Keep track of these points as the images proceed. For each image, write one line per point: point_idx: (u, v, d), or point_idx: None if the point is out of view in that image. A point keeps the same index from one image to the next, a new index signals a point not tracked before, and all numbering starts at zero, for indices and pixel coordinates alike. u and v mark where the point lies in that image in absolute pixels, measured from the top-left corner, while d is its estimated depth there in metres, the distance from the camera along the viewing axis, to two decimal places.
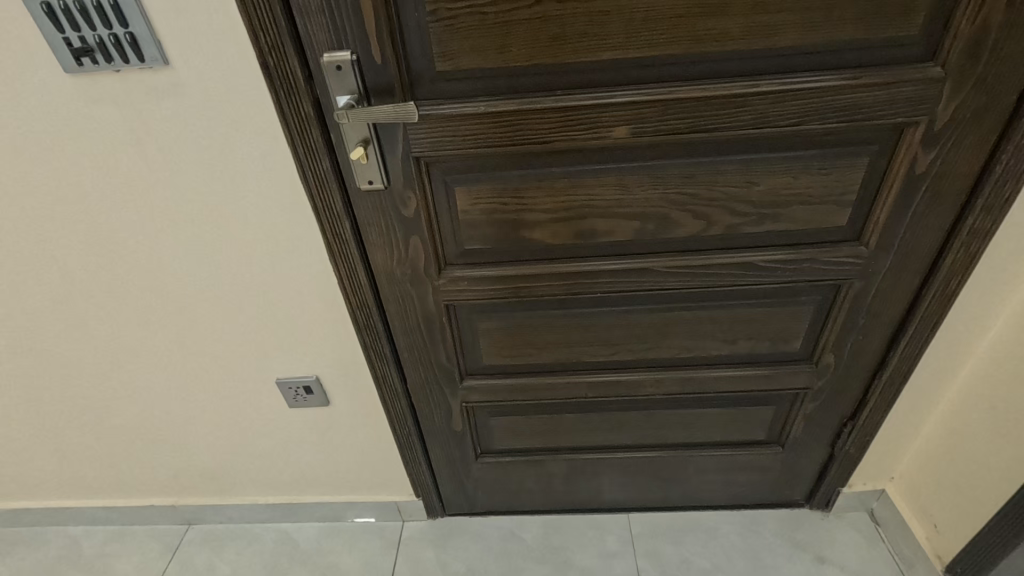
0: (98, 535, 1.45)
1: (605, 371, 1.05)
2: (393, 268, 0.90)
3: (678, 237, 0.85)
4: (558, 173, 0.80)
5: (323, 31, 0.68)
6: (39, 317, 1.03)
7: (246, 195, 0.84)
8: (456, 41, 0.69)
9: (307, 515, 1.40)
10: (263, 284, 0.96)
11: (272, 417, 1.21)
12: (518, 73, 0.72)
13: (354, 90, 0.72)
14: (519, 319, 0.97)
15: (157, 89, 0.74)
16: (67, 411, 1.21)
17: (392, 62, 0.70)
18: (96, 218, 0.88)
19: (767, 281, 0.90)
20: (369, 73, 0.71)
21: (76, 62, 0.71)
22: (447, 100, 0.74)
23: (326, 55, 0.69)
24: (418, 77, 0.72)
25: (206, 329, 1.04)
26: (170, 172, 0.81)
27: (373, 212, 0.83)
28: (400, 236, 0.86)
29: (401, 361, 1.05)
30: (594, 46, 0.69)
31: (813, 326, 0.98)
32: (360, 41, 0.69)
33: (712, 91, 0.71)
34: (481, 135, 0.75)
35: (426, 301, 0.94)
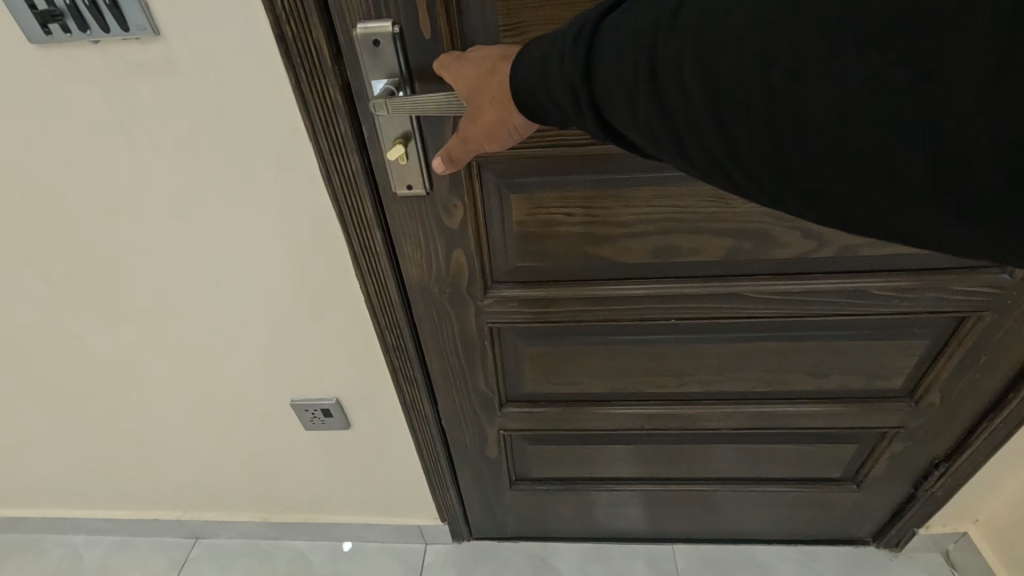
0: (100, 545, 1.35)
1: (667, 403, 0.91)
2: (429, 284, 0.76)
3: (776, 257, 0.70)
4: (638, 178, 0.65)
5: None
6: (26, 322, 0.91)
7: (256, 195, 0.70)
8: (528, 11, 0.55)
9: (322, 534, 1.29)
10: (276, 295, 0.83)
11: (287, 433, 1.09)
12: None
13: (394, 72, 0.58)
14: (575, 346, 0.83)
15: (146, 66, 0.59)
16: (62, 420, 1.10)
17: (444, 36, 0.56)
18: (81, 216, 0.74)
19: (877, 312, 0.75)
20: (415, 50, 0.57)
21: (43, 30, 0.56)
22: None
23: (360, 27, 0.55)
24: None
25: (211, 341, 0.92)
26: (165, 165, 0.68)
27: (410, 221, 0.69)
28: (441, 248, 0.72)
29: (434, 384, 0.91)
30: None
31: (919, 362, 0.83)
32: (405, 9, 0.55)
33: None
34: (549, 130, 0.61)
35: (466, 322, 0.80)
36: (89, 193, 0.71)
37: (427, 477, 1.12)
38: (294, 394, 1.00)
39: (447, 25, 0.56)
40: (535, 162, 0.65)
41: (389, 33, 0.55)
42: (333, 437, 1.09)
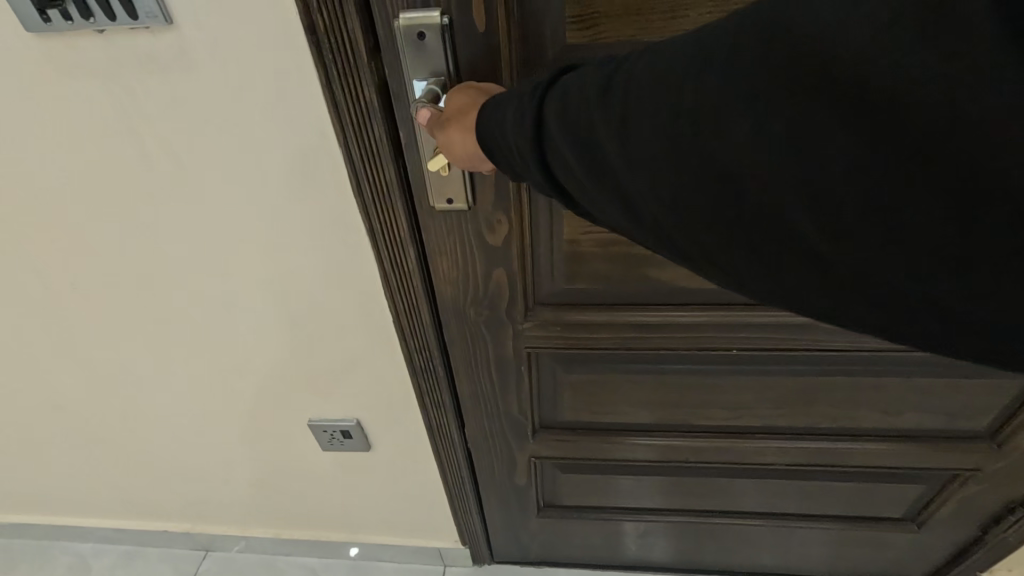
0: (107, 555, 1.30)
1: (716, 435, 0.84)
2: (464, 304, 0.69)
3: None
4: None
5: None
6: (33, 328, 0.86)
7: (277, 204, 0.63)
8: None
9: (335, 551, 1.23)
10: (295, 310, 0.77)
11: (304, 449, 1.03)
12: None
13: (440, 70, 0.50)
14: (620, 371, 0.76)
15: (156, 59, 0.52)
16: (69, 430, 1.05)
17: (501, 30, 0.49)
18: (87, 221, 0.68)
19: None
20: (465, 46, 0.50)
21: (42, 18, 0.49)
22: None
23: (403, 17, 0.48)
24: (535, 54, 0.51)
25: (225, 355, 0.85)
26: (176, 169, 0.61)
27: (447, 237, 0.62)
28: (480, 268, 0.65)
29: (463, 410, 0.85)
30: None
31: (1006, 400, 0.74)
32: None
33: None
34: None
35: (504, 344, 0.74)
36: (95, 198, 0.65)
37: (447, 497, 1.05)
38: (311, 413, 0.94)
39: (504, 15, 0.48)
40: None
41: (438, 24, 0.48)
42: (351, 457, 1.03)
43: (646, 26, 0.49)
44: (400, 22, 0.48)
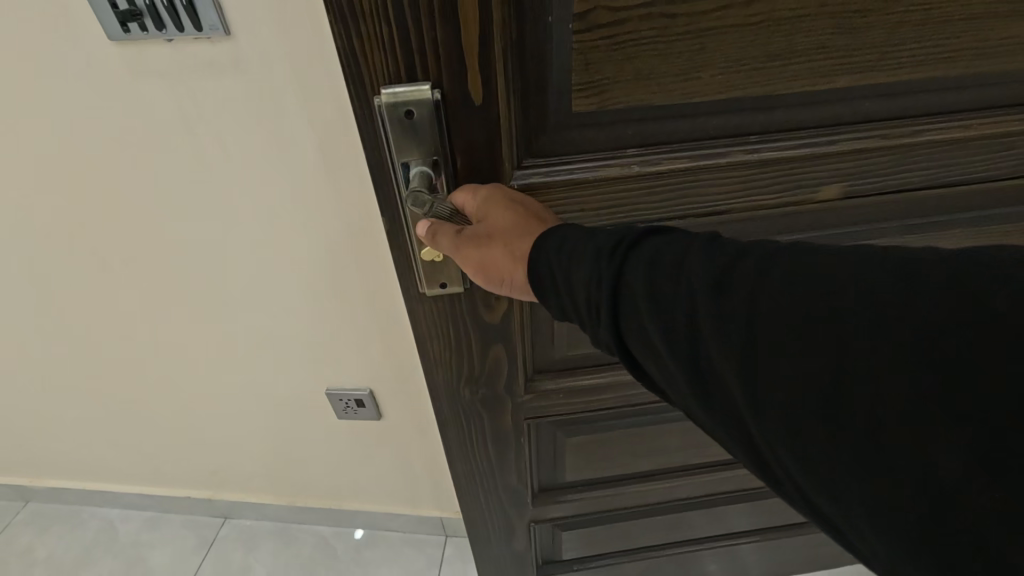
0: (133, 521, 1.40)
1: (715, 466, 0.99)
2: (460, 389, 0.75)
3: None
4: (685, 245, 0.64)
5: (388, 60, 0.47)
6: (83, 304, 0.95)
7: (310, 191, 0.73)
8: (615, 64, 0.49)
9: (345, 522, 1.33)
10: (319, 288, 0.87)
11: (320, 423, 1.13)
12: (692, 112, 0.54)
13: (432, 145, 0.51)
14: (622, 429, 0.90)
15: (214, 64, 0.62)
16: (109, 399, 1.15)
17: (498, 103, 0.50)
18: (140, 205, 0.78)
19: None
20: (457, 120, 0.51)
21: (122, 29, 0.59)
22: (573, 155, 0.55)
23: (393, 97, 0.48)
24: (540, 122, 0.53)
25: (256, 329, 0.95)
26: (222, 160, 0.71)
27: (440, 320, 0.66)
28: (476, 348, 0.70)
29: (460, 490, 0.90)
30: (788, 74, 0.52)
31: None
32: (454, 73, 0.48)
33: (889, 138, 0.58)
34: (619, 204, 0.59)
35: (503, 422, 0.81)
36: (152, 184, 0.75)
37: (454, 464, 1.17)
38: (328, 384, 1.03)
39: (502, 89, 0.49)
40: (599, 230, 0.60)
41: (426, 99, 0.48)
42: (364, 428, 1.12)
43: (659, 88, 0.51)
44: (382, 99, 0.48)
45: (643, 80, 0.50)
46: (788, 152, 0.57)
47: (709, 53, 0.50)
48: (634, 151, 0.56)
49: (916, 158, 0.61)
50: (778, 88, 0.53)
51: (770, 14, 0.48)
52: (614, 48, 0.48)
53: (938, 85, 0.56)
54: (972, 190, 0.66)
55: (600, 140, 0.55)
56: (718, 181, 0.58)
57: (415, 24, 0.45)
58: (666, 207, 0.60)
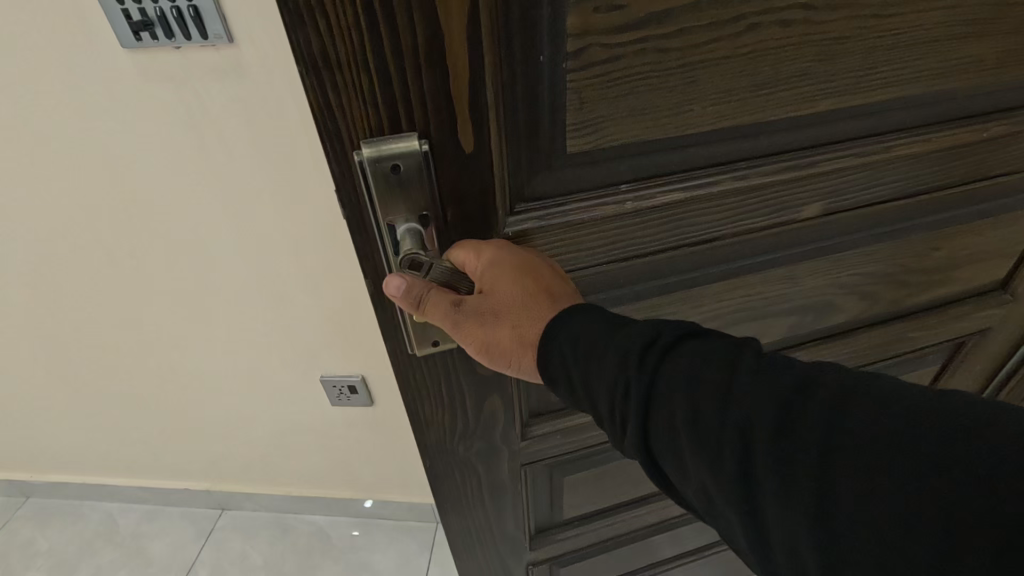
0: (132, 514, 1.44)
1: None
2: (453, 444, 0.70)
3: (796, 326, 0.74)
4: (676, 279, 0.61)
5: (369, 111, 0.38)
6: (87, 299, 1.00)
7: (304, 182, 0.80)
8: (607, 101, 0.43)
9: (340, 510, 1.37)
10: (313, 275, 0.92)
11: (314, 412, 1.18)
12: (690, 144, 0.49)
13: (423, 203, 0.43)
14: (619, 462, 0.89)
15: (218, 69, 0.68)
16: (112, 391, 1.19)
17: (491, 151, 0.42)
18: (145, 203, 0.83)
19: (888, 353, 0.84)
20: (448, 173, 0.43)
21: (134, 37, 0.65)
22: (565, 195, 0.49)
23: (378, 154, 0.39)
24: (529, 165, 0.46)
25: (253, 319, 1.00)
26: (224, 158, 0.77)
27: (432, 380, 0.61)
28: (472, 403, 0.66)
29: (457, 546, 0.86)
30: (779, 101, 0.48)
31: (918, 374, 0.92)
32: (442, 123, 0.40)
33: (874, 152, 0.57)
34: (613, 242, 0.53)
35: (500, 471, 0.78)
36: (156, 178, 0.80)
37: None
38: (323, 370, 1.09)
39: (495, 135, 0.42)
40: (592, 267, 0.55)
41: (416, 153, 0.40)
42: (357, 416, 1.18)
43: (655, 125, 0.46)
44: (364, 156, 0.39)
45: (638, 117, 0.45)
46: (777, 171, 0.54)
47: (698, 86, 0.45)
48: (626, 188, 0.50)
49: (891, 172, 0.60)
50: (772, 115, 0.49)
51: (755, 43, 0.44)
52: (606, 86, 0.42)
53: (916, 101, 0.54)
54: (949, 200, 0.66)
55: (589, 178, 0.48)
56: (710, 208, 0.54)
57: (399, 66, 0.36)
58: (660, 240, 0.55)
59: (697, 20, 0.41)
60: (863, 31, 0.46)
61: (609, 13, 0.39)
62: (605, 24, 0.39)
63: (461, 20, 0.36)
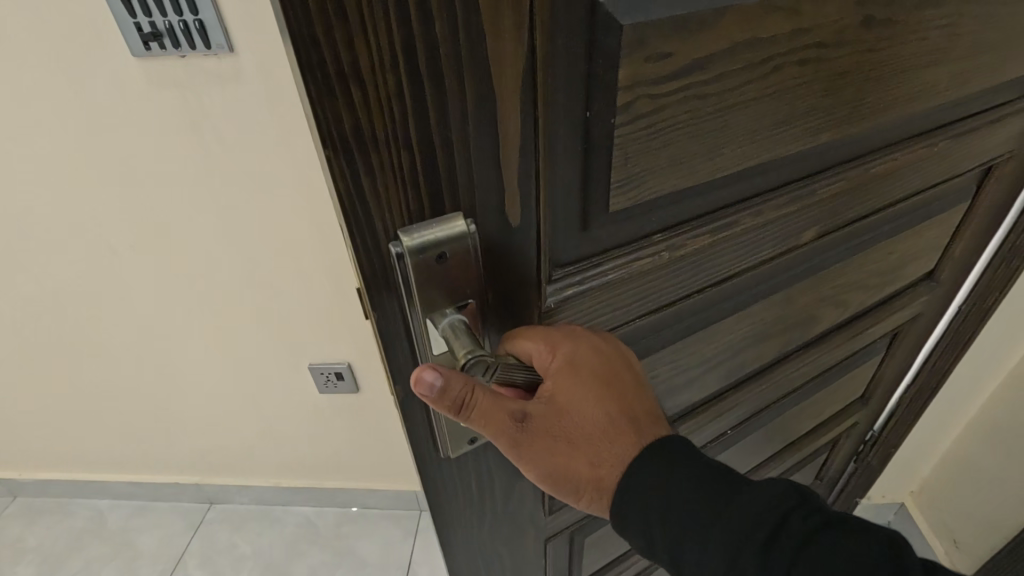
0: (122, 510, 1.47)
1: None
2: (477, 530, 0.59)
3: (778, 341, 0.74)
4: (684, 321, 0.59)
5: (406, 188, 0.33)
6: (86, 294, 1.06)
7: (295, 180, 0.87)
8: (649, 154, 0.40)
9: (327, 500, 1.43)
10: (302, 267, 0.99)
11: (302, 403, 1.23)
12: (716, 186, 0.47)
13: (463, 286, 0.38)
14: None
15: (219, 75, 0.76)
16: (106, 386, 1.24)
17: (535, 216, 0.38)
18: (147, 199, 0.90)
19: (853, 353, 0.88)
20: (490, 242, 0.38)
21: (144, 47, 0.73)
22: (603, 255, 0.45)
23: (423, 242, 0.35)
24: (573, 223, 0.41)
25: (246, 310, 1.06)
26: (223, 157, 0.84)
27: (462, 471, 0.52)
28: (504, 485, 0.56)
29: None
30: (793, 137, 0.48)
31: (870, 366, 0.97)
32: (483, 189, 0.36)
33: (873, 170, 0.59)
34: (641, 294, 0.50)
35: (524, 550, 0.67)
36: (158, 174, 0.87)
37: None
38: (311, 358, 1.14)
39: (540, 201, 0.38)
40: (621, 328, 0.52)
41: (462, 237, 0.36)
42: (343, 404, 1.23)
43: (688, 172, 0.43)
44: (406, 249, 0.35)
45: (676, 167, 0.42)
46: (787, 202, 0.54)
47: (729, 129, 0.43)
48: (660, 237, 0.47)
49: (866, 191, 0.63)
50: (785, 151, 0.49)
51: (776, 84, 0.43)
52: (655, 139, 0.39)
53: (883, 127, 0.56)
54: (905, 209, 0.70)
55: (628, 234, 0.45)
56: (730, 246, 0.53)
57: (440, 134, 0.32)
58: (683, 285, 0.53)
59: (733, 63, 0.40)
60: (850, 68, 0.47)
61: (660, 65, 0.36)
62: (654, 74, 0.36)
63: (508, 82, 0.32)
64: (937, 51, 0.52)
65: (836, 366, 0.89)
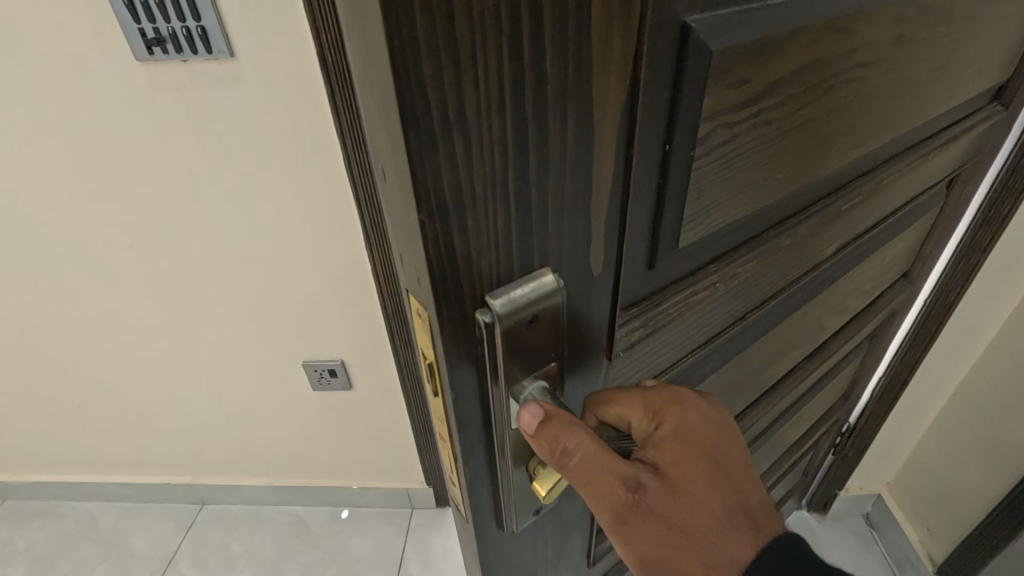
0: (113, 512, 1.47)
1: None
2: None
3: (783, 359, 0.75)
4: (722, 349, 0.58)
5: (502, 254, 0.29)
6: (83, 293, 1.08)
7: (292, 183, 0.89)
8: (720, 184, 0.38)
9: (319, 499, 1.44)
10: (297, 268, 1.00)
11: (295, 402, 1.25)
12: (763, 209, 0.46)
13: (545, 349, 0.34)
14: None
15: (218, 78, 0.79)
16: (99, 386, 1.25)
17: (611, 264, 0.35)
18: (146, 198, 0.92)
19: (837, 355, 0.91)
20: (573, 297, 0.34)
21: (147, 51, 0.76)
22: (662, 291, 0.43)
23: (510, 305, 0.30)
24: (639, 263, 0.39)
25: (240, 309, 1.08)
26: (221, 158, 0.87)
27: (519, 548, 0.46)
28: (555, 549, 0.51)
29: None
30: (830, 156, 0.48)
31: (853, 365, 1.01)
32: (575, 242, 0.31)
33: (886, 178, 0.61)
34: (693, 325, 0.48)
35: None
36: (156, 174, 0.89)
37: (422, 451, 1.32)
38: (304, 357, 1.15)
39: (618, 245, 0.35)
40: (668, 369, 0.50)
41: (551, 292, 0.32)
42: (336, 403, 1.24)
43: (749, 199, 0.42)
44: (499, 317, 0.30)
45: (737, 197, 0.40)
46: (814, 219, 0.54)
47: (786, 152, 0.42)
48: (714, 268, 0.46)
49: (871, 208, 0.63)
50: (823, 169, 0.49)
51: (828, 106, 0.43)
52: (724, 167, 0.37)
53: (892, 142, 0.57)
54: (899, 219, 0.72)
55: (684, 267, 0.44)
56: (768, 267, 0.53)
57: (541, 181, 0.28)
58: (728, 310, 0.52)
59: (797, 87, 0.38)
60: (878, 89, 0.47)
61: (740, 90, 0.34)
62: (734, 100, 0.34)
63: (611, 117, 0.28)
64: (940, 66, 0.52)
65: (827, 370, 0.92)
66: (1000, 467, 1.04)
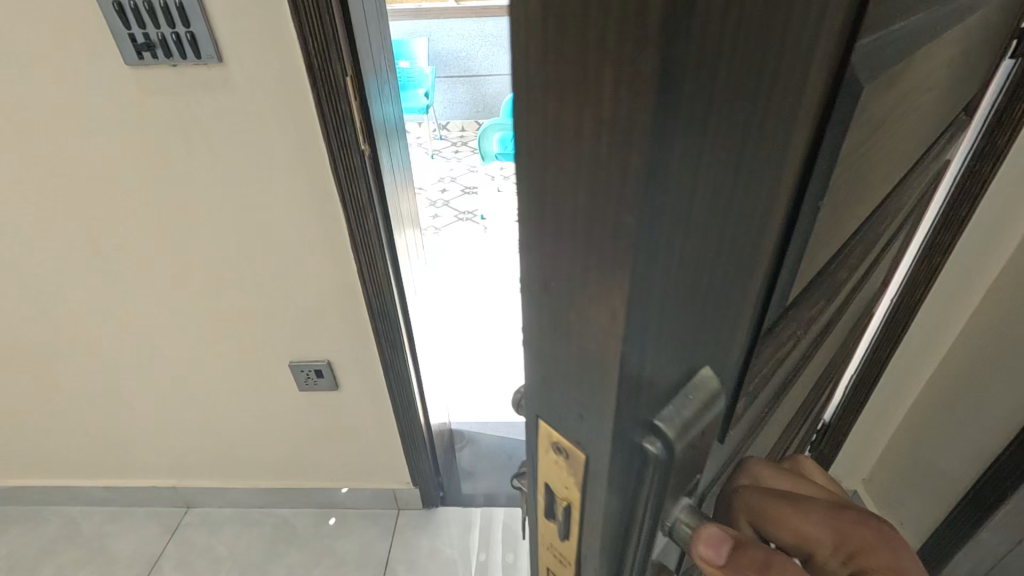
0: (96, 516, 1.47)
1: None
2: None
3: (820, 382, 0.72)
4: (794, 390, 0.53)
5: (675, 345, 0.25)
6: (69, 295, 1.08)
7: (279, 185, 0.90)
8: (830, 228, 0.34)
9: (306, 500, 1.45)
10: (284, 268, 1.01)
11: (281, 403, 1.25)
12: (846, 243, 0.42)
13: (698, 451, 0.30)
14: None
15: (207, 82, 0.81)
16: (85, 388, 1.25)
17: (736, 329, 0.31)
18: (133, 200, 0.94)
19: (838, 367, 0.90)
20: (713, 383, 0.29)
21: (137, 56, 0.78)
22: (773, 360, 0.37)
23: (680, 425, 0.27)
24: (755, 330, 0.34)
25: (228, 311, 1.09)
26: (209, 160, 0.88)
27: None
28: None
29: None
30: (892, 179, 0.45)
31: (841, 370, 1.02)
32: (720, 314, 0.28)
33: (909, 193, 0.59)
34: (785, 376, 0.43)
35: None
36: (146, 176, 0.91)
37: (408, 450, 1.33)
38: (291, 357, 1.16)
39: (744, 312, 0.31)
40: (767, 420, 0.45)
41: (707, 391, 0.30)
42: (322, 403, 1.25)
43: (842, 236, 0.38)
44: (673, 442, 0.26)
45: (844, 223, 0.38)
46: (869, 244, 0.52)
47: (872, 182, 0.38)
48: (808, 318, 0.41)
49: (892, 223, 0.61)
50: (886, 191, 0.46)
51: (904, 129, 0.39)
52: (848, 189, 0.34)
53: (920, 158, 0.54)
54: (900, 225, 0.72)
55: (789, 323, 0.39)
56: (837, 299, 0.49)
57: (711, 259, 0.24)
58: (808, 354, 0.48)
59: (895, 113, 0.34)
60: (932, 106, 0.44)
61: (864, 121, 0.30)
62: (859, 137, 0.30)
63: (766, 172, 0.25)
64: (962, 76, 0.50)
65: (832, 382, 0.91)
66: (967, 462, 1.08)
